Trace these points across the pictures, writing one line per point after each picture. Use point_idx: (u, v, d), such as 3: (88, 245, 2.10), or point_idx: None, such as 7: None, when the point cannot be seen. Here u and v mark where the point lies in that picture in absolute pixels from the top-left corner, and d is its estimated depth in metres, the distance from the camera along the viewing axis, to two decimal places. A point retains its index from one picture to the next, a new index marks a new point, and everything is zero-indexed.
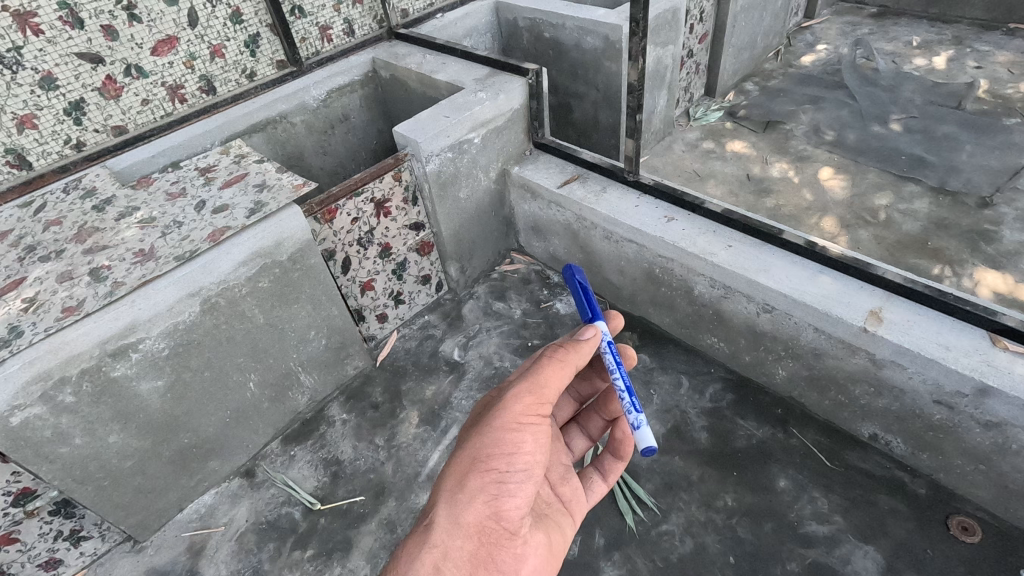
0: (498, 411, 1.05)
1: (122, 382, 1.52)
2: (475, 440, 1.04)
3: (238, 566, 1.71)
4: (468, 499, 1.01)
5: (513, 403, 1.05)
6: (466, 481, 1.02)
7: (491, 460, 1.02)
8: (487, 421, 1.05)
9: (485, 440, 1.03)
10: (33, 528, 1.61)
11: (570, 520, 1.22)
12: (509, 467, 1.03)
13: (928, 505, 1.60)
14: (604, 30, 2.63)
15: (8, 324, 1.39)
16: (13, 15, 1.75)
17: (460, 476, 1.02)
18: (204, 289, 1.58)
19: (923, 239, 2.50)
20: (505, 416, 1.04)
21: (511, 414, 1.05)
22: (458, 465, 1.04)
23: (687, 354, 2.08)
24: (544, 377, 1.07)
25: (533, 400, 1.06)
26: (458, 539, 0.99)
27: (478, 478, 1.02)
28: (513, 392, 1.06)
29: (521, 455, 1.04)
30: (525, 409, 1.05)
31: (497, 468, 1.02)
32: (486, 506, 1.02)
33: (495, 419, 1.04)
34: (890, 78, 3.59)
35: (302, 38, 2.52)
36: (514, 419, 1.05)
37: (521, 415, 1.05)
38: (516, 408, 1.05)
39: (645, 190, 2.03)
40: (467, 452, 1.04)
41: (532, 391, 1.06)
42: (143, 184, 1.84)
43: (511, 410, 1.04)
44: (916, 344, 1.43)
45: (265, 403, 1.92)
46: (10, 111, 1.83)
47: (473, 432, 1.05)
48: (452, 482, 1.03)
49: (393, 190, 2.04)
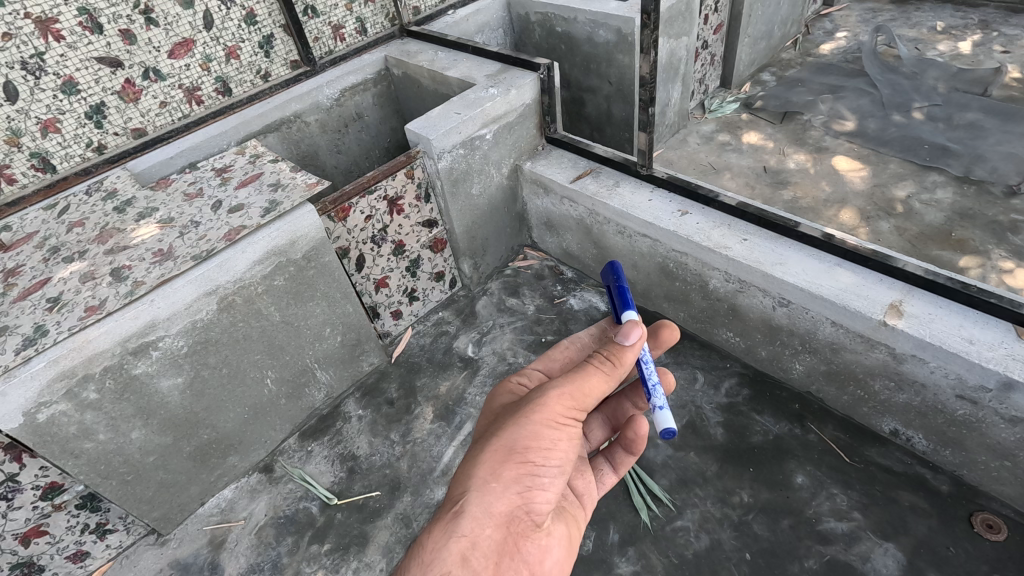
0: (538, 405, 1.07)
1: (143, 380, 1.56)
2: (514, 429, 1.05)
3: (257, 560, 1.75)
4: (503, 489, 1.02)
5: (554, 400, 1.07)
6: (500, 471, 1.02)
7: (527, 453, 1.04)
8: (527, 415, 1.06)
9: (523, 432, 1.04)
10: (60, 521, 1.65)
11: (583, 512, 1.25)
12: (544, 462, 1.05)
13: (950, 501, 1.57)
14: (616, 23, 2.61)
15: (34, 323, 1.43)
16: (35, 21, 1.79)
17: (495, 464, 1.03)
18: (221, 287, 1.61)
19: (946, 230, 2.44)
20: (544, 412, 1.06)
21: (550, 412, 1.07)
22: (492, 453, 1.04)
23: (702, 349, 2.07)
24: (585, 382, 1.11)
25: (573, 403, 1.09)
26: (489, 528, 0.99)
27: (513, 469, 1.03)
28: (553, 390, 1.08)
29: (556, 453, 1.06)
30: (564, 408, 1.08)
31: (533, 461, 1.03)
32: (519, 498, 1.03)
33: (535, 414, 1.06)
34: (912, 65, 3.50)
35: (316, 38, 2.54)
36: (553, 417, 1.07)
37: (559, 414, 1.07)
38: (555, 406, 1.07)
39: (658, 184, 2.01)
40: (504, 440, 1.04)
41: (571, 392, 1.09)
42: (162, 184, 1.88)
43: (551, 406, 1.07)
44: (938, 338, 1.40)
45: (283, 399, 1.95)
46: (34, 115, 1.88)
47: (511, 422, 1.06)
48: (487, 470, 1.02)
49: (405, 187, 2.05)
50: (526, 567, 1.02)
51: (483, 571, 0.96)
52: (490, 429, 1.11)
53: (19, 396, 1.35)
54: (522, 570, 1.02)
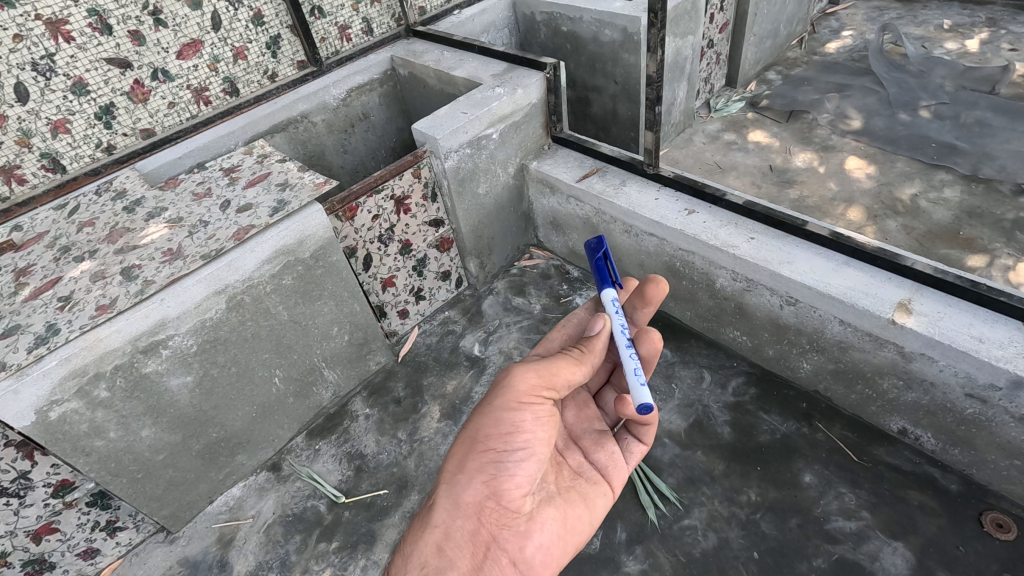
0: (501, 391, 1.12)
1: (153, 378, 1.57)
2: (479, 419, 1.12)
3: (266, 558, 1.75)
4: (470, 476, 1.09)
5: (516, 385, 1.11)
6: (469, 460, 1.10)
7: (490, 440, 1.10)
8: (491, 403, 1.12)
9: (486, 420, 1.11)
10: (71, 518, 1.66)
11: (602, 488, 1.26)
12: (508, 446, 1.10)
13: (960, 501, 1.56)
14: (622, 22, 2.61)
15: (45, 322, 1.44)
16: (45, 23, 1.80)
17: (462, 455, 1.11)
18: (230, 286, 1.62)
19: (955, 229, 2.43)
20: (506, 397, 1.11)
21: (512, 396, 1.11)
22: (460, 444, 1.12)
23: (709, 348, 2.06)
24: (547, 364, 1.14)
25: (535, 385, 1.12)
26: (459, 515, 1.07)
27: (479, 457, 1.10)
28: (516, 374, 1.12)
29: (521, 436, 1.10)
30: (528, 390, 1.11)
31: (496, 447, 1.09)
32: (486, 485, 1.09)
33: (496, 400, 1.11)
34: (919, 63, 3.48)
35: (322, 38, 2.55)
36: (514, 402, 1.11)
37: (522, 397, 1.11)
38: (517, 389, 1.11)
39: (665, 183, 2.01)
40: (470, 431, 1.12)
41: (534, 373, 1.12)
42: (171, 184, 1.89)
43: (512, 391, 1.11)
44: (947, 337, 1.40)
45: (290, 398, 1.96)
46: (44, 116, 1.89)
47: (478, 412, 1.13)
48: (456, 460, 1.11)
49: (412, 186, 2.05)
50: (505, 555, 1.08)
51: (457, 561, 1.03)
52: (470, 420, 1.19)
53: (31, 394, 1.36)
54: (500, 558, 1.07)
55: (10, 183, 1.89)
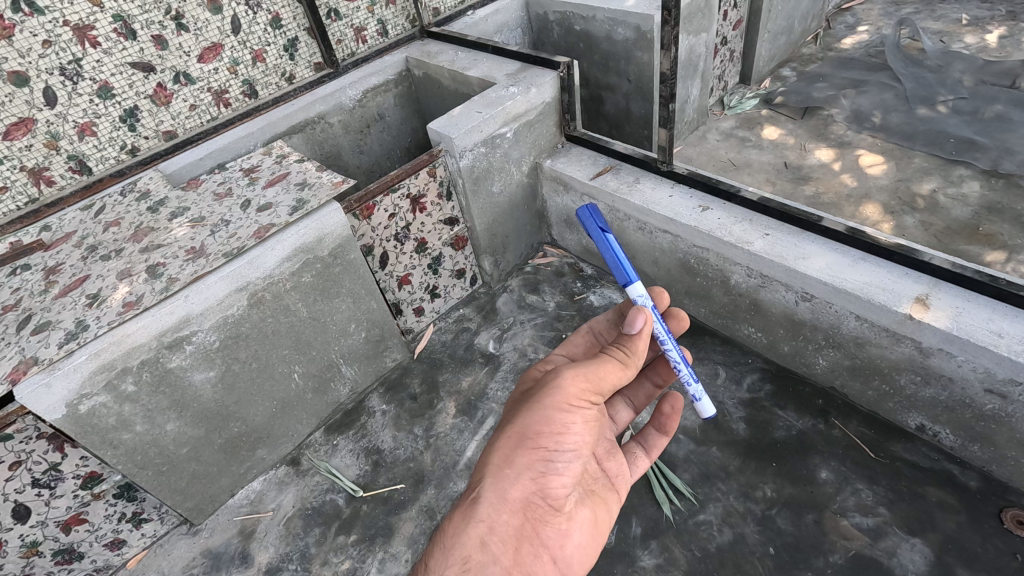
0: (551, 390, 1.10)
1: (177, 373, 1.61)
2: (527, 415, 1.09)
3: (287, 550, 1.79)
4: (517, 472, 1.08)
5: (567, 385, 1.10)
6: (516, 456, 1.09)
7: (539, 439, 1.08)
8: (539, 400, 1.10)
9: (535, 419, 1.09)
10: (99, 509, 1.71)
11: (616, 494, 1.28)
12: (557, 447, 1.09)
13: (980, 497, 1.55)
14: (635, 20, 2.62)
15: (75, 318, 1.48)
16: (73, 29, 1.86)
17: (508, 451, 1.09)
18: (250, 283, 1.66)
19: (974, 224, 2.40)
20: (556, 397, 1.09)
21: (560, 398, 1.10)
22: (508, 439, 1.10)
23: (723, 345, 2.07)
24: (594, 368, 1.13)
25: (581, 390, 1.11)
26: (504, 510, 1.06)
27: (526, 455, 1.08)
28: (566, 375, 1.10)
29: (568, 439, 1.10)
30: (578, 391, 1.10)
31: (545, 446, 1.08)
32: (533, 483, 1.09)
33: (545, 400, 1.09)
34: (937, 57, 3.44)
35: (339, 40, 2.59)
36: (561, 404, 1.10)
37: (569, 401, 1.10)
38: (567, 392, 1.10)
39: (679, 180, 2.02)
40: (518, 426, 1.10)
41: (584, 375, 1.11)
42: (193, 185, 1.94)
43: (563, 392, 1.09)
44: (966, 331, 1.39)
45: (309, 394, 2.00)
46: (72, 119, 1.94)
47: (525, 409, 1.11)
48: (502, 455, 1.09)
49: (428, 185, 2.08)
50: (546, 552, 1.09)
51: (501, 557, 1.02)
52: (508, 414, 1.16)
53: (63, 388, 1.40)
54: (541, 554, 1.08)
55: (39, 185, 1.94)
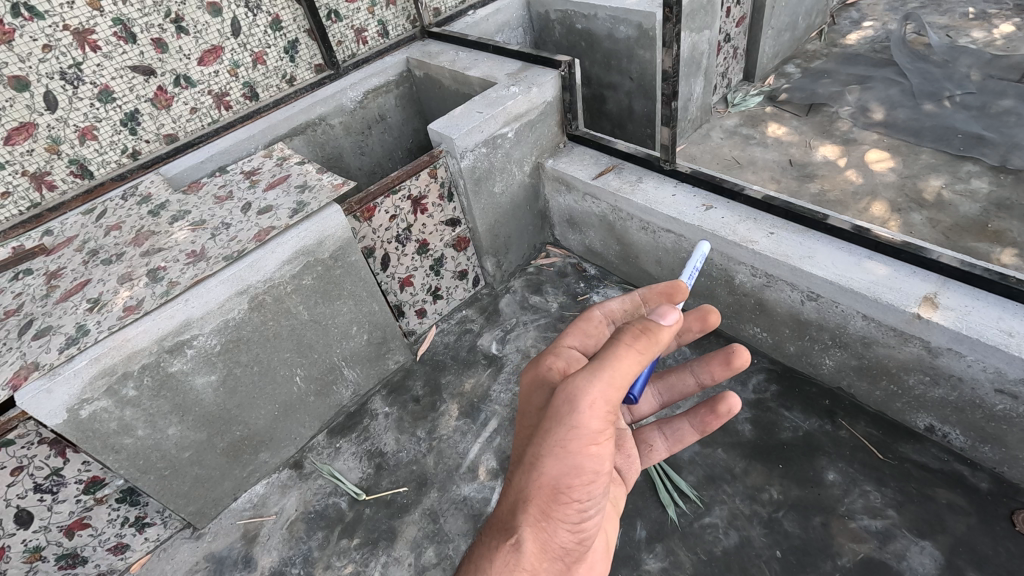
0: (578, 430, 0.95)
1: (178, 377, 1.61)
2: (557, 465, 0.96)
3: (289, 553, 1.78)
4: (553, 522, 0.98)
5: (595, 421, 0.95)
6: (547, 506, 0.97)
7: (572, 487, 0.97)
8: (567, 445, 0.96)
9: (566, 466, 0.96)
10: (102, 514, 1.71)
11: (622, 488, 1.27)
12: (590, 491, 0.99)
13: (990, 499, 1.52)
14: (637, 18, 2.60)
15: (76, 323, 1.48)
16: (73, 33, 1.86)
17: (543, 505, 0.97)
18: (251, 287, 1.65)
19: (982, 221, 2.36)
20: (581, 438, 0.96)
21: (587, 434, 0.96)
22: (539, 491, 0.96)
23: (728, 345, 2.04)
24: (614, 372, 0.94)
25: (609, 405, 0.96)
26: (544, 562, 0.97)
27: (562, 507, 0.97)
28: (591, 409, 0.95)
29: (599, 478, 1.00)
30: (604, 424, 0.96)
31: (580, 494, 0.98)
32: (570, 530, 1.00)
33: (574, 441, 0.96)
34: (944, 52, 3.40)
35: (339, 41, 2.58)
36: (590, 441, 0.97)
37: (597, 434, 0.97)
38: (593, 431, 0.96)
39: (682, 179, 2.00)
40: (548, 478, 0.96)
41: (611, 402, 0.96)
42: (194, 188, 1.93)
43: (590, 430, 0.96)
44: (975, 331, 1.36)
45: (312, 397, 1.99)
46: (72, 123, 1.94)
47: (551, 456, 0.96)
48: (536, 508, 0.97)
49: (429, 186, 2.07)
50: None
51: None
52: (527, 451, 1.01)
53: (63, 393, 1.40)
54: None
55: (41, 189, 1.94)
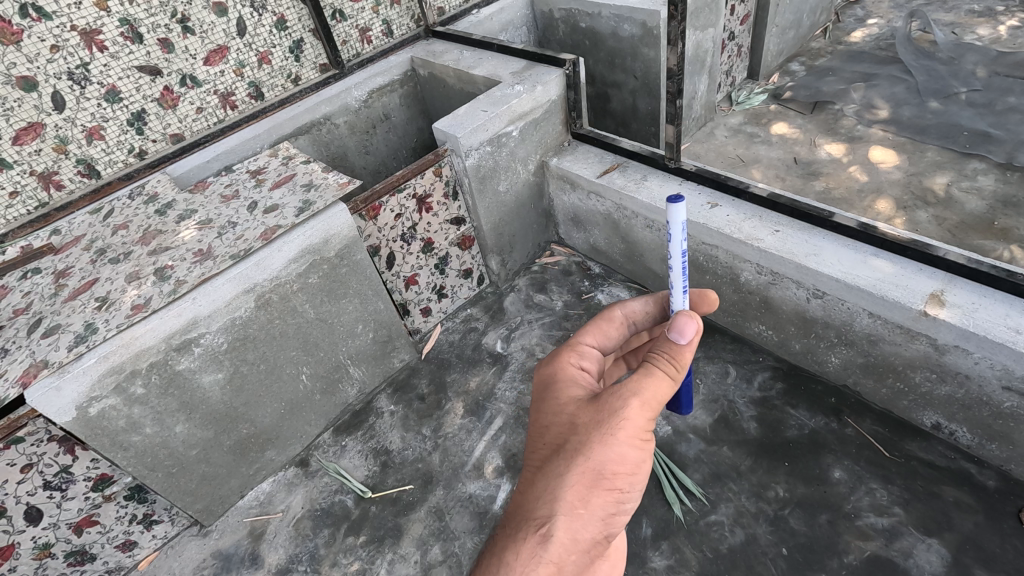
0: (625, 423, 0.99)
1: (186, 375, 1.61)
2: (603, 453, 0.98)
3: (296, 551, 1.79)
4: (589, 512, 0.98)
5: (640, 418, 1.00)
6: (585, 494, 0.97)
7: (614, 478, 0.99)
8: (613, 435, 0.98)
9: (612, 456, 0.98)
10: (110, 511, 1.72)
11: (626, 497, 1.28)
12: (628, 486, 1.01)
13: (998, 497, 1.52)
14: (641, 16, 2.60)
15: (84, 321, 1.49)
16: (80, 33, 1.87)
17: (583, 491, 0.97)
18: (258, 285, 1.66)
19: (989, 219, 2.36)
20: (628, 430, 0.99)
21: (632, 429, 1.00)
22: (580, 477, 0.97)
23: (733, 343, 2.04)
24: (655, 388, 1.01)
25: (649, 417, 1.02)
26: (574, 554, 0.96)
27: (601, 495, 0.98)
28: (638, 406, 1.00)
29: (637, 475, 1.02)
30: (647, 423, 1.01)
31: (621, 485, 0.99)
32: (604, 523, 0.99)
33: (618, 432, 0.99)
34: (950, 49, 3.39)
35: (344, 40, 2.59)
36: (635, 435, 1.00)
37: (641, 430, 1.01)
38: (638, 426, 1.00)
39: (687, 177, 2.00)
40: (592, 464, 0.98)
41: (652, 405, 1.01)
42: (200, 187, 1.94)
43: (636, 426, 1.00)
44: (983, 328, 1.36)
45: (317, 395, 2.00)
46: (80, 123, 1.95)
47: (598, 442, 0.98)
48: (575, 494, 0.97)
49: (433, 185, 2.08)
50: None
51: None
52: (566, 439, 1.02)
53: (73, 391, 1.41)
54: None
55: (48, 189, 1.96)
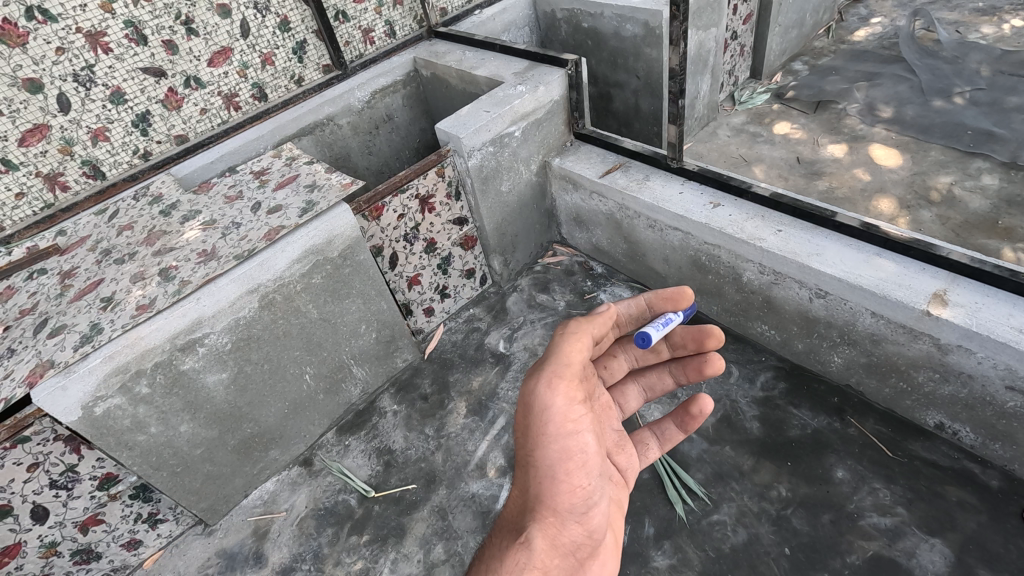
0: (553, 417, 1.09)
1: (190, 375, 1.62)
2: (542, 452, 1.09)
3: (300, 550, 1.80)
4: (555, 509, 1.07)
5: (559, 401, 1.10)
6: (545, 497, 1.08)
7: (564, 472, 1.08)
8: (546, 431, 1.10)
9: (551, 451, 1.09)
10: (116, 510, 1.73)
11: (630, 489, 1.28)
12: (584, 477, 1.10)
13: (1001, 497, 1.52)
14: (644, 16, 2.60)
15: (90, 321, 1.50)
16: (85, 35, 1.88)
17: (540, 496, 1.08)
18: (261, 285, 1.67)
19: (993, 218, 2.35)
20: (556, 419, 1.10)
21: (557, 414, 1.10)
22: (532, 480, 1.08)
23: (736, 343, 2.04)
24: (563, 362, 1.12)
25: (574, 396, 1.12)
26: (556, 556, 1.04)
27: (561, 493, 1.08)
28: (557, 392, 1.10)
29: (587, 460, 1.11)
30: (572, 406, 1.11)
31: (574, 479, 1.09)
32: (576, 521, 1.08)
33: (546, 424, 1.10)
34: (954, 48, 3.38)
35: (347, 41, 2.60)
36: (564, 422, 1.10)
37: (569, 415, 1.10)
38: (561, 410, 1.10)
39: (689, 177, 2.00)
40: (540, 467, 1.09)
41: (567, 379, 1.11)
42: (204, 188, 1.95)
43: (558, 411, 1.10)
44: (985, 328, 1.36)
45: (321, 395, 2.01)
46: (85, 125, 1.97)
47: (536, 447, 1.10)
48: (536, 502, 1.08)
49: (436, 185, 2.08)
50: None
51: None
52: (524, 455, 1.14)
53: (78, 390, 1.42)
54: None
55: (54, 190, 1.97)
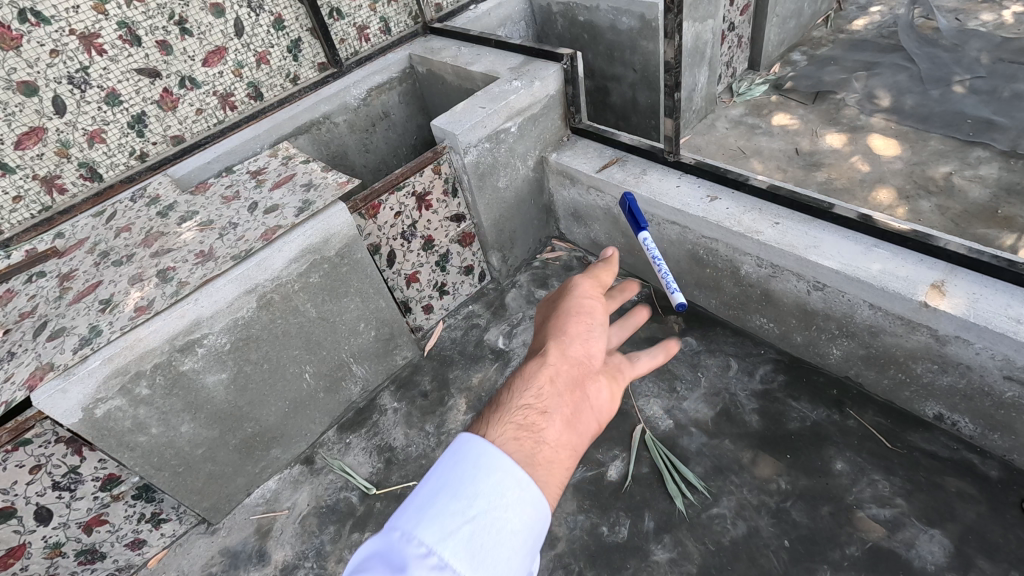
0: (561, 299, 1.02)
1: (190, 376, 1.63)
2: (547, 321, 0.99)
3: (303, 548, 1.81)
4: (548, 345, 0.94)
5: (577, 287, 1.03)
6: (541, 347, 0.95)
7: (566, 318, 0.97)
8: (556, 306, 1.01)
9: (557, 313, 0.98)
10: (119, 510, 1.74)
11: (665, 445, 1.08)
12: (589, 326, 0.96)
13: (1000, 487, 1.52)
14: (640, 9, 2.59)
15: (89, 324, 1.50)
16: (79, 37, 1.88)
17: (539, 346, 0.95)
18: (259, 285, 1.67)
19: (992, 207, 2.34)
20: (571, 299, 1.01)
21: (576, 293, 1.02)
22: (535, 345, 0.96)
23: (735, 336, 2.04)
24: (600, 275, 1.08)
25: (601, 297, 1.04)
26: (548, 380, 0.88)
27: (562, 327, 0.95)
28: (573, 279, 1.05)
29: (595, 314, 0.98)
30: (589, 289, 1.03)
31: (575, 319, 0.96)
32: (573, 345, 0.93)
33: (561, 302, 1.01)
34: (954, 36, 3.35)
35: (342, 39, 2.59)
36: (581, 299, 1.01)
37: (588, 292, 1.02)
38: (579, 291, 1.02)
39: (686, 170, 1.99)
40: (543, 332, 0.97)
41: (592, 279, 1.06)
42: (202, 188, 1.95)
43: (574, 290, 1.03)
44: (983, 318, 1.36)
45: (321, 393, 2.01)
46: (81, 127, 1.97)
47: (543, 322, 1.00)
48: (534, 352, 0.95)
49: (433, 182, 2.08)
50: (599, 391, 0.89)
51: (559, 402, 0.85)
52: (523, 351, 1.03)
53: (79, 392, 1.43)
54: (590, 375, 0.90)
55: (52, 193, 1.97)
